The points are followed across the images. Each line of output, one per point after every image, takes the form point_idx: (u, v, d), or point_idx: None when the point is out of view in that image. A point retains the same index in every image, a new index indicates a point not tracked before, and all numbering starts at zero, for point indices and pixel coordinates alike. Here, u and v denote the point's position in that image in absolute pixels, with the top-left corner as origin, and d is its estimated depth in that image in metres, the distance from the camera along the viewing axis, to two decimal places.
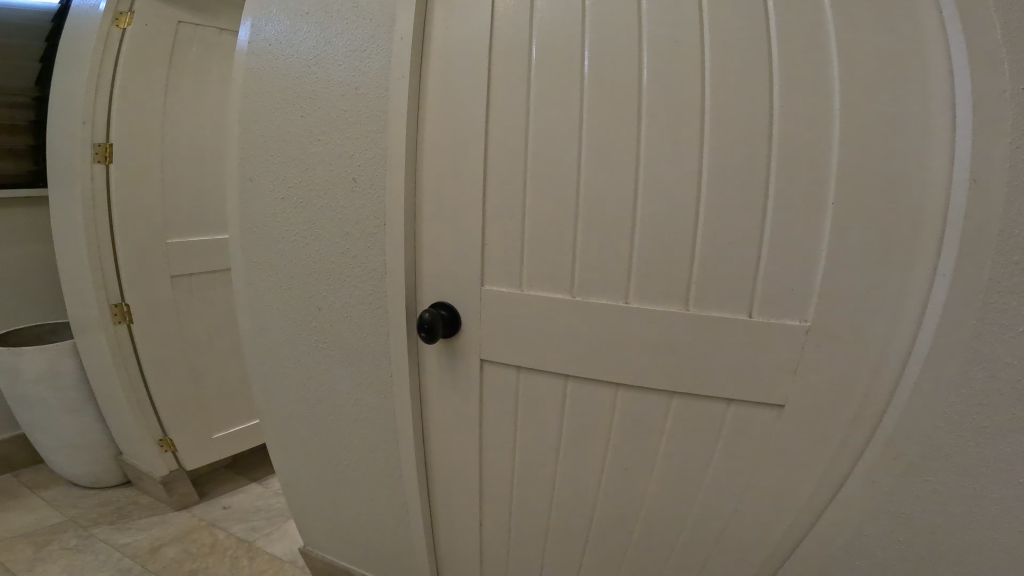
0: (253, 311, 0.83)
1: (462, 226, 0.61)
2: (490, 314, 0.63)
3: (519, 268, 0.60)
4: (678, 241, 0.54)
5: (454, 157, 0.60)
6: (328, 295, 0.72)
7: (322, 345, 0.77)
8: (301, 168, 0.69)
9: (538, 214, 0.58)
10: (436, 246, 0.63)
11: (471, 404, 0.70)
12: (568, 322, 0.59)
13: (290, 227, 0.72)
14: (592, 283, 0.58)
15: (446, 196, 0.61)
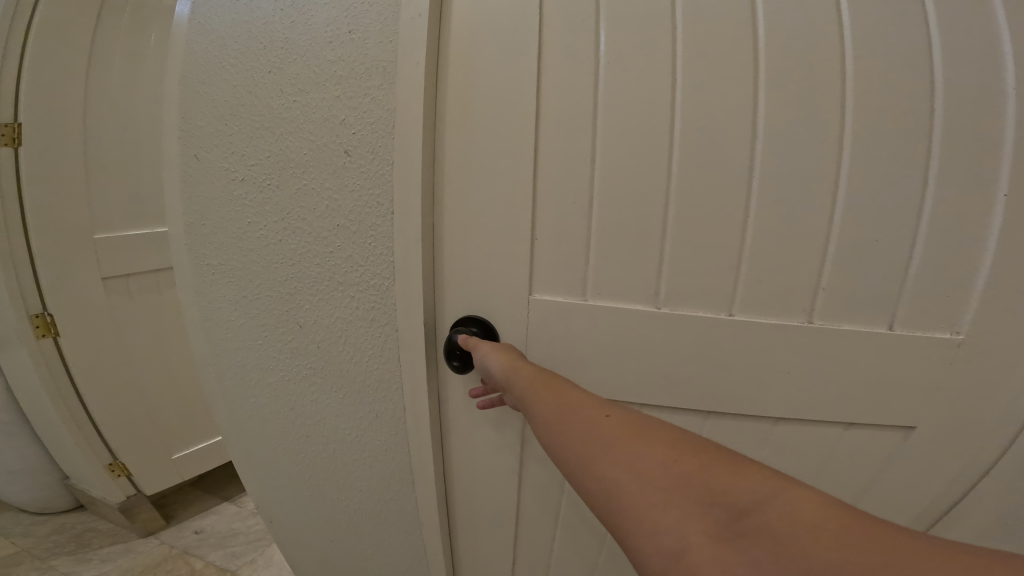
0: (216, 334, 0.64)
1: (506, 217, 0.45)
2: (541, 331, 0.48)
3: (583, 271, 0.46)
4: (798, 231, 0.42)
5: (496, 125, 0.43)
6: (310, 311, 0.52)
7: (309, 376, 0.58)
8: (267, 140, 0.50)
9: (608, 198, 0.43)
10: (468, 244, 0.47)
11: (509, 432, 0.57)
12: (650, 340, 0.46)
13: (252, 220, 0.52)
14: (683, 291, 0.44)
15: (481, 183, 0.45)
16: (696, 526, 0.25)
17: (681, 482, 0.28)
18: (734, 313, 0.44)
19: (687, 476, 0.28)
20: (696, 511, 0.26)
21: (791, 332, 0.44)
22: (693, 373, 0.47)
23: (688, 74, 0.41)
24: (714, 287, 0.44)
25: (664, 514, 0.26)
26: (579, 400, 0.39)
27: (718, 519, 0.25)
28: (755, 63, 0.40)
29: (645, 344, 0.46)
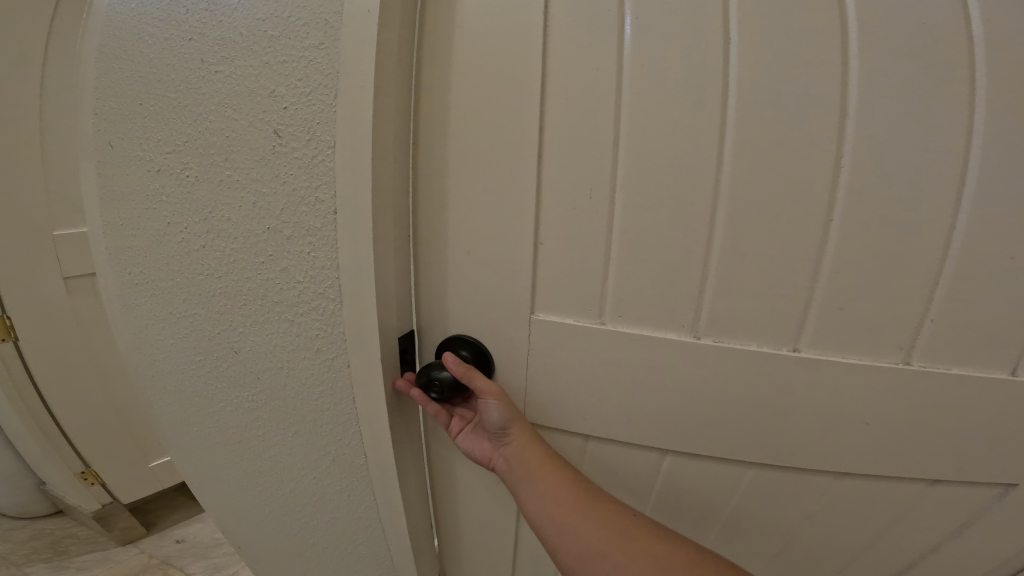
0: (149, 357, 0.53)
1: (511, 220, 0.36)
2: (547, 356, 0.40)
3: (602, 286, 0.37)
4: (880, 251, 0.34)
5: (496, 103, 0.34)
6: (244, 338, 0.41)
7: (255, 412, 0.47)
8: (183, 117, 0.38)
9: (642, 199, 0.35)
10: (460, 250, 0.38)
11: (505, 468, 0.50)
12: (686, 373, 0.39)
13: (171, 220, 0.40)
14: (729, 317, 0.37)
15: (477, 183, 0.36)
16: None
17: None
18: (801, 348, 0.37)
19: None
20: None
21: (867, 369, 0.37)
22: (731, 411, 0.40)
23: (749, 43, 0.31)
24: (780, 314, 0.36)
25: None
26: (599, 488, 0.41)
27: None
28: (835, 32, 0.31)
29: (680, 376, 0.39)
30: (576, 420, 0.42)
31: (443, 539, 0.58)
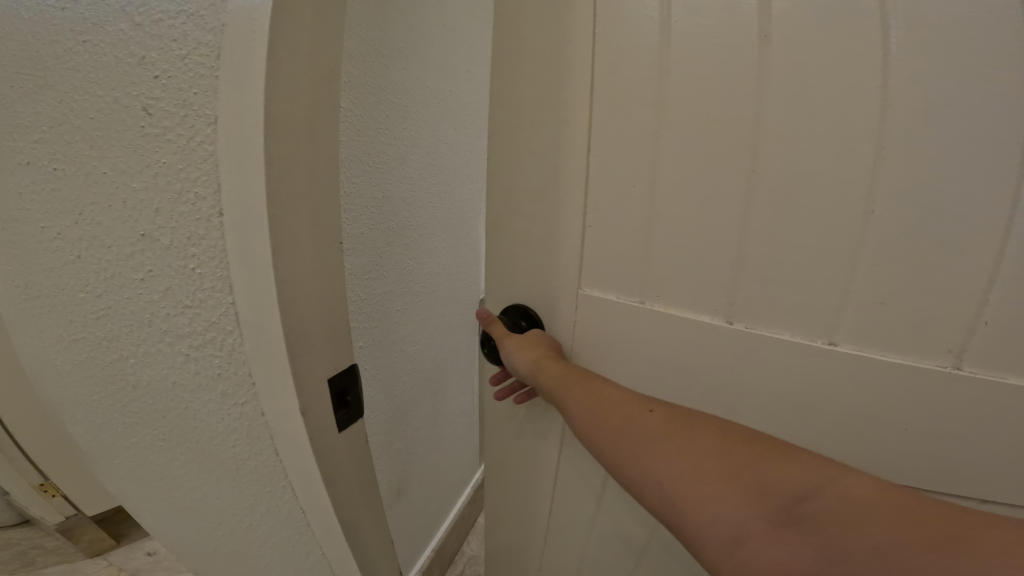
0: (52, 380, 0.45)
1: (559, 195, 0.39)
2: (588, 330, 0.41)
3: (640, 266, 0.37)
4: (972, 237, 0.26)
5: (551, 85, 0.36)
6: (137, 367, 0.33)
7: (168, 450, 0.39)
8: (39, 89, 0.29)
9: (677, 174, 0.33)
10: (517, 228, 0.42)
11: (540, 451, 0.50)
12: (712, 360, 0.36)
13: (42, 221, 0.32)
14: (759, 301, 0.33)
15: (533, 165, 0.39)
16: (754, 512, 0.25)
17: (734, 472, 0.27)
18: (834, 342, 0.32)
19: (737, 464, 0.27)
20: (750, 498, 0.25)
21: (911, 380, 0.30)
22: (762, 413, 0.36)
23: None
24: (807, 304, 0.32)
25: (721, 505, 0.26)
26: (609, 392, 0.35)
27: (777, 502, 0.25)
28: None
29: (707, 364, 0.36)
30: None
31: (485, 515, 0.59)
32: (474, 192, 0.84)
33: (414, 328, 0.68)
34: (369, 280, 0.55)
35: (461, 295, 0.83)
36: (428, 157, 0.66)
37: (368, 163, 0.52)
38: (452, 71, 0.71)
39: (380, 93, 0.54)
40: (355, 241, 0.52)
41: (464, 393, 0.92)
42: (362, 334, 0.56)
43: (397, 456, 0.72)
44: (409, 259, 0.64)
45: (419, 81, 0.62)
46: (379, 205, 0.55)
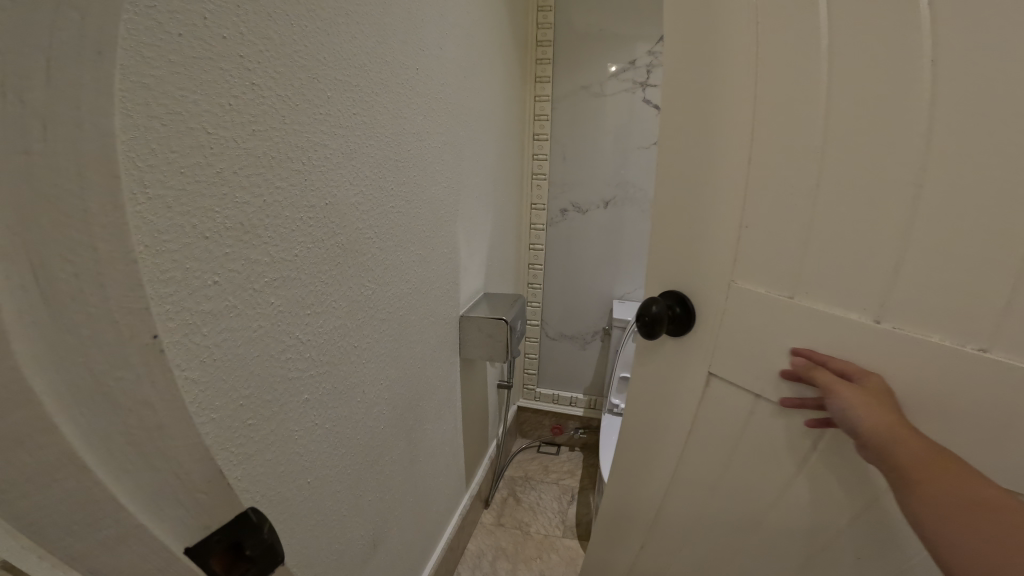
0: None
1: (712, 180, 0.37)
2: (720, 321, 0.38)
3: (784, 256, 0.33)
4: None
5: (702, 73, 0.36)
6: None
7: None
8: None
9: (831, 149, 0.30)
10: (658, 217, 0.41)
11: (640, 447, 0.49)
12: (849, 370, 0.31)
13: None
14: (914, 301, 0.27)
15: (678, 150, 0.39)
16: None
17: None
18: (996, 354, 0.24)
19: None
20: None
21: None
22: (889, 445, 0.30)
23: None
24: (970, 305, 0.25)
25: None
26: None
27: None
28: None
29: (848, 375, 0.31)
30: (733, 403, 0.39)
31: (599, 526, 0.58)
32: (450, 195, 0.71)
33: (379, 363, 0.56)
34: (312, 315, 0.43)
35: (438, 315, 0.71)
36: (390, 152, 0.53)
37: (304, 160, 0.40)
38: (420, 46, 0.58)
39: (319, 68, 0.41)
40: (288, 266, 0.39)
41: (447, 419, 0.80)
42: (306, 383, 0.44)
43: (373, 502, 0.60)
44: (369, 281, 0.51)
45: (374, 56, 0.49)
46: (324, 217, 0.43)
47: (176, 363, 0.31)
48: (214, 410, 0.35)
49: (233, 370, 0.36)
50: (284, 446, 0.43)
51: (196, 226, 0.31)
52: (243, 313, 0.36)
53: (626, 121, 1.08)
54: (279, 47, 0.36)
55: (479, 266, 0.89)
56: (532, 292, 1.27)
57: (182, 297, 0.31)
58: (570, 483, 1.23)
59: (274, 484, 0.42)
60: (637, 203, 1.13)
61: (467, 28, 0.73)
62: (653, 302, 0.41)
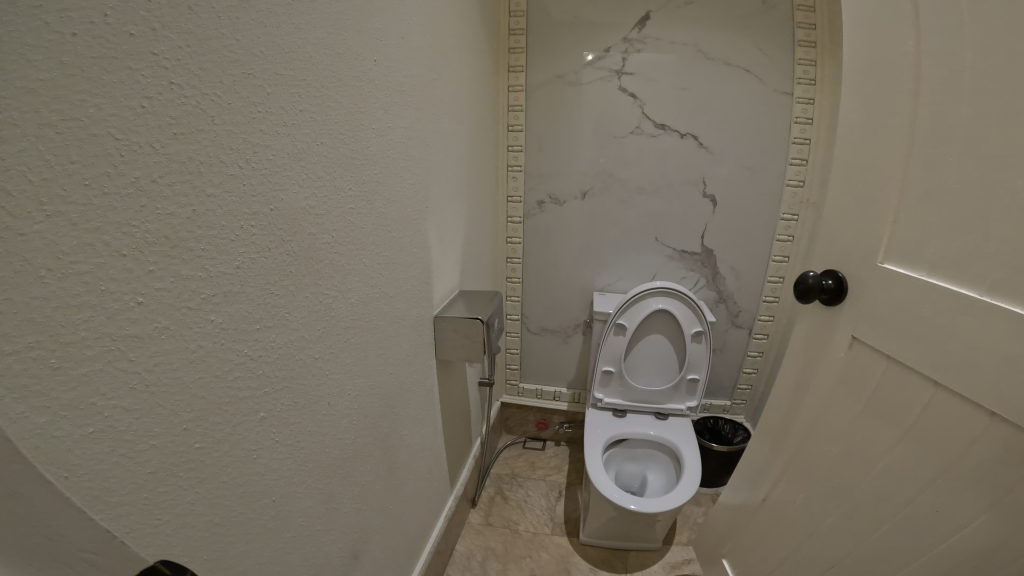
0: None
1: (878, 188, 0.49)
2: (868, 299, 0.50)
3: (928, 244, 0.43)
4: None
5: (876, 111, 0.49)
6: None
7: None
8: None
9: (966, 163, 0.40)
10: (844, 218, 0.54)
11: (796, 399, 0.62)
12: (950, 319, 0.40)
13: None
14: (1010, 275, 0.36)
15: (862, 167, 0.51)
16: None
17: None
18: None
19: None
20: None
21: None
22: (973, 386, 0.38)
23: None
24: None
25: None
26: None
27: None
28: None
29: (956, 329, 0.40)
30: (871, 364, 0.50)
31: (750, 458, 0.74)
32: (418, 193, 0.69)
33: (346, 373, 0.54)
34: (263, 329, 0.41)
35: (410, 318, 0.69)
36: (347, 152, 0.50)
37: (243, 164, 0.37)
38: (379, 36, 0.54)
39: (256, 64, 0.37)
40: (229, 280, 0.37)
41: (427, 422, 0.79)
42: (262, 401, 0.42)
43: (352, 514, 0.58)
44: (328, 289, 0.49)
45: (325, 47, 0.45)
46: (269, 225, 0.40)
47: (100, 393, 0.28)
48: (154, 437, 0.32)
49: (173, 394, 0.33)
50: (243, 466, 0.40)
51: (110, 244, 0.28)
52: (178, 334, 0.33)
53: (603, 111, 1.06)
54: (204, 41, 0.32)
55: (454, 265, 0.87)
56: (509, 286, 1.25)
57: (99, 321, 0.28)
58: (557, 478, 1.24)
59: (235, 508, 0.40)
60: (615, 193, 1.12)
61: (432, 16, 0.69)
62: (811, 275, 0.56)
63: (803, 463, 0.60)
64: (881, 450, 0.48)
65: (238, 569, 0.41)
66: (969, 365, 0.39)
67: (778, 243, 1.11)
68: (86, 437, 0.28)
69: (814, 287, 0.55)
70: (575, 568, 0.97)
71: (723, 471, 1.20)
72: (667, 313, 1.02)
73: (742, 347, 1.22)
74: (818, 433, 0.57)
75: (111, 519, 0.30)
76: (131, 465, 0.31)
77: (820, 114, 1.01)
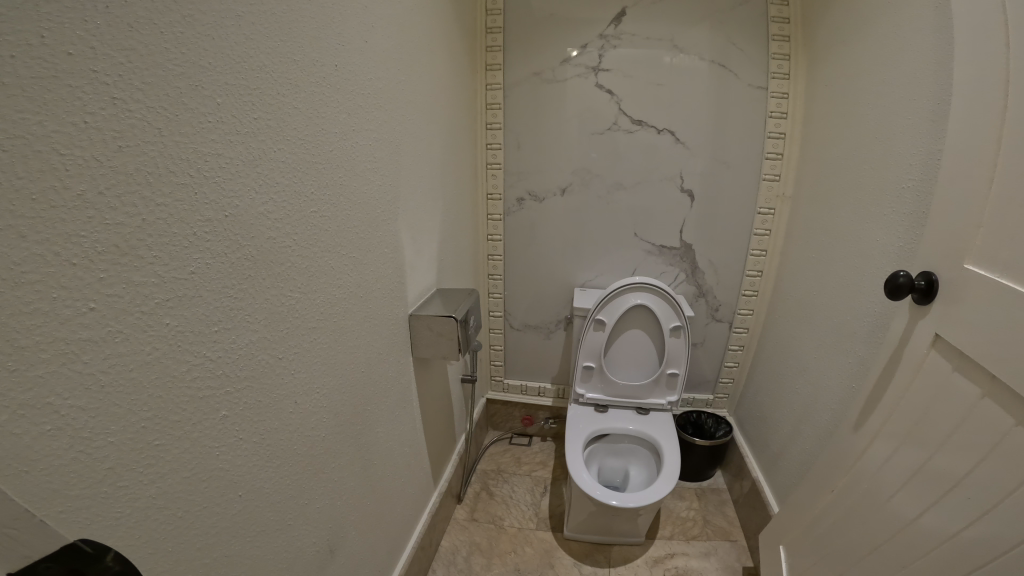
0: None
1: (966, 192, 0.52)
2: (953, 294, 0.53)
3: (1010, 248, 0.46)
4: None
5: (969, 120, 0.52)
6: None
7: None
8: None
9: None
10: (939, 218, 0.57)
11: (880, 388, 0.66)
12: (1019, 315, 0.44)
13: None
14: None
15: (957, 172, 0.54)
16: None
17: None
18: None
19: None
20: None
21: None
22: None
23: None
24: None
25: None
26: None
27: None
28: None
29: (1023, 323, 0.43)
30: (952, 355, 0.53)
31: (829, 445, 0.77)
32: (387, 195, 0.70)
33: (312, 372, 0.56)
34: (222, 332, 0.42)
35: (380, 317, 0.71)
36: (307, 156, 0.52)
37: (194, 173, 0.38)
38: (339, 41, 0.55)
39: (205, 75, 0.38)
40: (185, 285, 0.38)
41: (404, 419, 0.82)
42: (223, 399, 0.43)
43: (325, 510, 0.61)
44: (291, 290, 0.51)
45: (281, 56, 0.46)
46: (225, 231, 0.42)
47: (56, 393, 0.30)
48: (111, 434, 0.34)
49: (131, 394, 0.35)
50: (205, 462, 0.42)
51: (61, 253, 0.29)
52: (132, 337, 0.34)
53: (580, 108, 1.06)
54: (148, 56, 0.33)
55: (430, 263, 0.89)
56: (492, 283, 1.26)
57: (52, 327, 0.29)
58: (542, 473, 1.26)
59: (202, 501, 0.42)
60: (594, 189, 1.12)
61: (398, 19, 0.69)
62: (902, 274, 0.59)
63: (880, 447, 0.63)
64: (947, 427, 0.52)
65: (207, 561, 0.43)
66: None
67: (756, 237, 1.11)
68: (43, 434, 0.30)
69: (905, 285, 0.58)
70: (558, 563, 0.99)
71: (706, 464, 1.21)
72: (646, 308, 1.03)
73: (723, 340, 1.23)
74: (896, 420, 0.61)
75: (70, 512, 0.32)
76: (89, 460, 0.33)
77: (795, 108, 1.01)
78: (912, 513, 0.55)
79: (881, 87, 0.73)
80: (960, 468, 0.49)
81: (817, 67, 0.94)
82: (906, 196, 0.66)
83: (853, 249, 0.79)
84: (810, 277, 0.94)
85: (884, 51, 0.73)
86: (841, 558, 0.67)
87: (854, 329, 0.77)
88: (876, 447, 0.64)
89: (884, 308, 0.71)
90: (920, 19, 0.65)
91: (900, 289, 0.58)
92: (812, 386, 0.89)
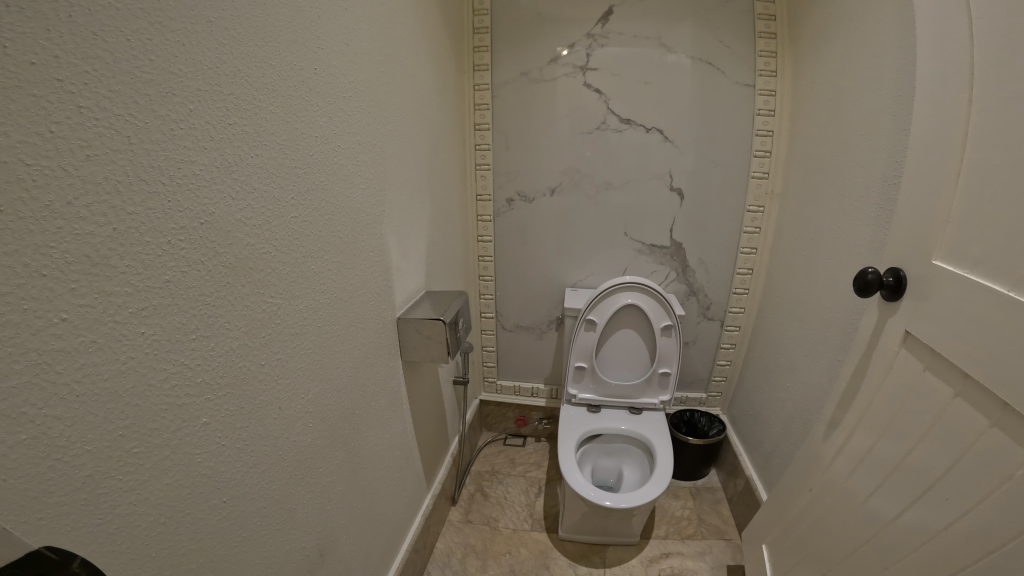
0: None
1: (933, 188, 0.52)
2: (922, 291, 0.53)
3: (976, 244, 0.46)
4: None
5: (937, 116, 0.52)
6: None
7: None
8: None
9: (1007, 168, 0.43)
10: (907, 214, 0.57)
11: (856, 384, 0.66)
12: (987, 312, 0.44)
13: None
14: None
15: (923, 170, 0.54)
16: None
17: None
18: None
19: None
20: None
21: None
22: (998, 371, 0.42)
23: None
24: None
25: None
26: None
27: None
28: None
29: (991, 320, 0.43)
30: (924, 351, 0.53)
31: (807, 441, 0.77)
32: (371, 197, 0.70)
33: (296, 378, 0.56)
34: (200, 339, 0.42)
35: (367, 320, 0.71)
36: (284, 161, 0.51)
37: (166, 180, 0.38)
38: (318, 46, 0.55)
39: (175, 83, 0.38)
40: (159, 292, 0.38)
41: (392, 423, 0.81)
42: (204, 407, 0.43)
43: (314, 515, 0.61)
44: (272, 296, 0.51)
45: (256, 62, 0.46)
46: (200, 237, 0.41)
47: (31, 403, 0.30)
48: (88, 442, 0.34)
49: (106, 403, 0.35)
50: (187, 469, 0.42)
51: (29, 264, 0.29)
52: (106, 347, 0.34)
53: (569, 108, 1.06)
54: (113, 66, 0.33)
55: (417, 265, 0.89)
56: (483, 284, 1.26)
57: (24, 338, 0.29)
58: (537, 474, 1.26)
59: (184, 508, 0.42)
60: (584, 189, 1.12)
61: (378, 22, 0.69)
62: (871, 271, 0.59)
63: (857, 444, 0.63)
64: (924, 425, 0.52)
65: (192, 567, 0.43)
66: (1000, 351, 0.42)
67: (747, 235, 1.11)
68: (16, 445, 0.29)
69: (873, 282, 0.59)
70: (553, 563, 0.99)
71: (700, 462, 1.21)
72: (637, 308, 1.03)
73: (715, 338, 1.23)
74: (871, 417, 0.61)
75: (44, 522, 0.31)
76: (67, 469, 0.32)
77: (781, 106, 1.01)
78: (892, 511, 0.55)
79: (867, 83, 0.73)
80: (937, 463, 0.49)
81: (804, 65, 0.94)
82: (892, 192, 0.66)
83: (842, 246, 0.78)
84: (799, 273, 0.94)
85: (869, 48, 0.73)
86: (823, 556, 0.67)
87: (843, 327, 0.76)
88: (853, 443, 0.64)
89: (862, 305, 0.71)
90: (905, 15, 0.64)
91: (869, 287, 0.58)
92: (804, 384, 0.89)
